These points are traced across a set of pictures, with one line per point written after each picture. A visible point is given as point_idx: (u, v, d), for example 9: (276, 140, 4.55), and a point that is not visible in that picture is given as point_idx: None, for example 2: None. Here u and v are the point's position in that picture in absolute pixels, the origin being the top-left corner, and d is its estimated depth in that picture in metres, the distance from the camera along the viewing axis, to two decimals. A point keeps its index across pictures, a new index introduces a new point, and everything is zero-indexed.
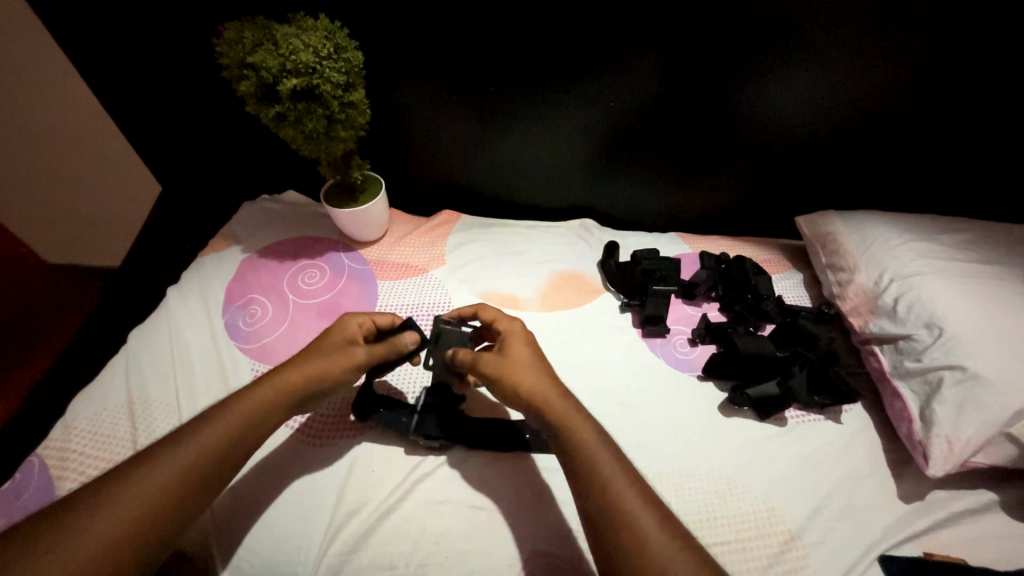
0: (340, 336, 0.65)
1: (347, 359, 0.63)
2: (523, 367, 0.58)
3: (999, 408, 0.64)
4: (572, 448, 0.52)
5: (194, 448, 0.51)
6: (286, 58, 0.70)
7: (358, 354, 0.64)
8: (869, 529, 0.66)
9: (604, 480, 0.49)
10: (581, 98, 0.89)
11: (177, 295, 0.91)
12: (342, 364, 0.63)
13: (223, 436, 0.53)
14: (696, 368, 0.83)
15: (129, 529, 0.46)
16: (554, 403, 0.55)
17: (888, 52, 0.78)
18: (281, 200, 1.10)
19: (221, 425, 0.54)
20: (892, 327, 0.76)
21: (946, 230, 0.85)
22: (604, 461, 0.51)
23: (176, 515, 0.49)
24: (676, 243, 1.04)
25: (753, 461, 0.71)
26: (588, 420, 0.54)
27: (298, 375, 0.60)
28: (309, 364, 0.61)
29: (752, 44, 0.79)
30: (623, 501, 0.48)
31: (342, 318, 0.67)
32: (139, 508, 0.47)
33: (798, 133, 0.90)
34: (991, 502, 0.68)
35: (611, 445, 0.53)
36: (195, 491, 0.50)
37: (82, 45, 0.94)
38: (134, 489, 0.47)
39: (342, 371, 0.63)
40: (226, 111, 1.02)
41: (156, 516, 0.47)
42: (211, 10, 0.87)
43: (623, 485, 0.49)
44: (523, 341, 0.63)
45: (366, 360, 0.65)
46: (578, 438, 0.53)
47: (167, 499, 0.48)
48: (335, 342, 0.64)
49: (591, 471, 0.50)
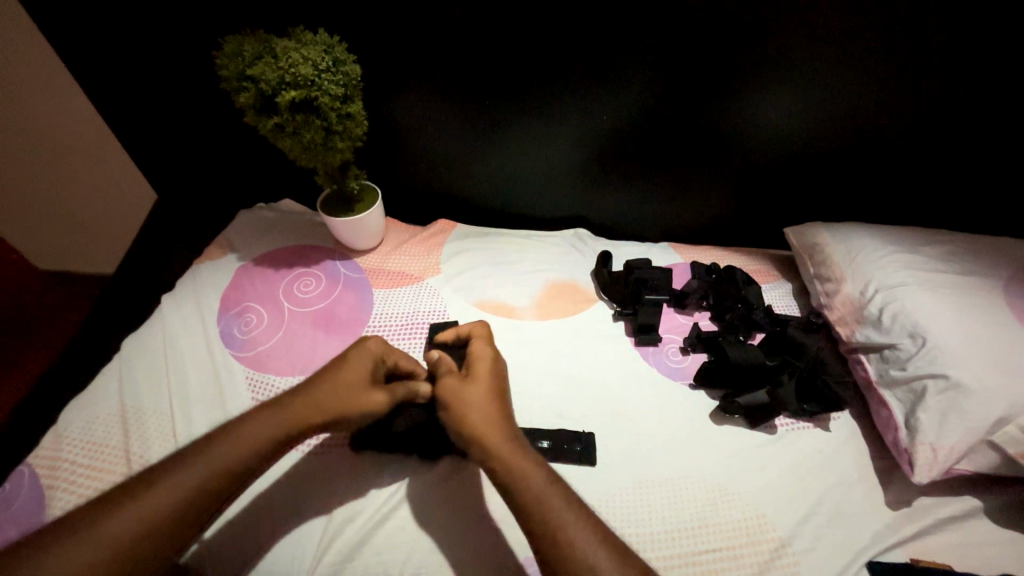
0: (360, 380, 0.61)
1: (369, 403, 0.61)
2: (477, 405, 0.59)
3: (980, 417, 0.66)
4: (521, 494, 0.52)
5: (198, 469, 0.52)
6: (285, 71, 0.71)
7: (379, 401, 0.62)
8: (856, 535, 0.67)
9: (556, 525, 0.49)
10: (574, 110, 0.91)
11: (172, 303, 0.91)
12: (369, 405, 0.60)
13: (224, 459, 0.53)
14: (688, 377, 0.84)
15: (131, 547, 0.46)
16: (504, 445, 0.55)
17: (871, 69, 0.80)
18: (277, 208, 1.11)
19: (225, 447, 0.54)
20: (877, 336, 0.78)
21: (930, 242, 0.87)
22: (557, 506, 0.50)
23: (177, 535, 0.49)
24: (668, 253, 1.06)
25: (743, 469, 0.73)
26: (538, 465, 0.54)
27: (313, 415, 0.58)
28: (333, 401, 0.59)
29: (741, 60, 0.81)
30: (577, 550, 0.47)
31: (359, 357, 0.63)
32: (145, 526, 0.47)
33: (786, 146, 0.93)
34: (975, 509, 0.69)
35: (564, 490, 0.53)
36: (201, 510, 0.50)
37: (80, 55, 0.95)
38: (133, 509, 0.48)
39: (365, 414, 0.61)
40: (223, 120, 1.02)
41: (157, 534, 0.48)
42: (211, 22, 0.88)
43: (576, 530, 0.49)
44: (486, 371, 0.63)
45: (386, 407, 0.62)
46: (527, 485, 0.52)
47: (168, 519, 0.48)
48: (360, 380, 0.62)
49: (542, 518, 0.50)
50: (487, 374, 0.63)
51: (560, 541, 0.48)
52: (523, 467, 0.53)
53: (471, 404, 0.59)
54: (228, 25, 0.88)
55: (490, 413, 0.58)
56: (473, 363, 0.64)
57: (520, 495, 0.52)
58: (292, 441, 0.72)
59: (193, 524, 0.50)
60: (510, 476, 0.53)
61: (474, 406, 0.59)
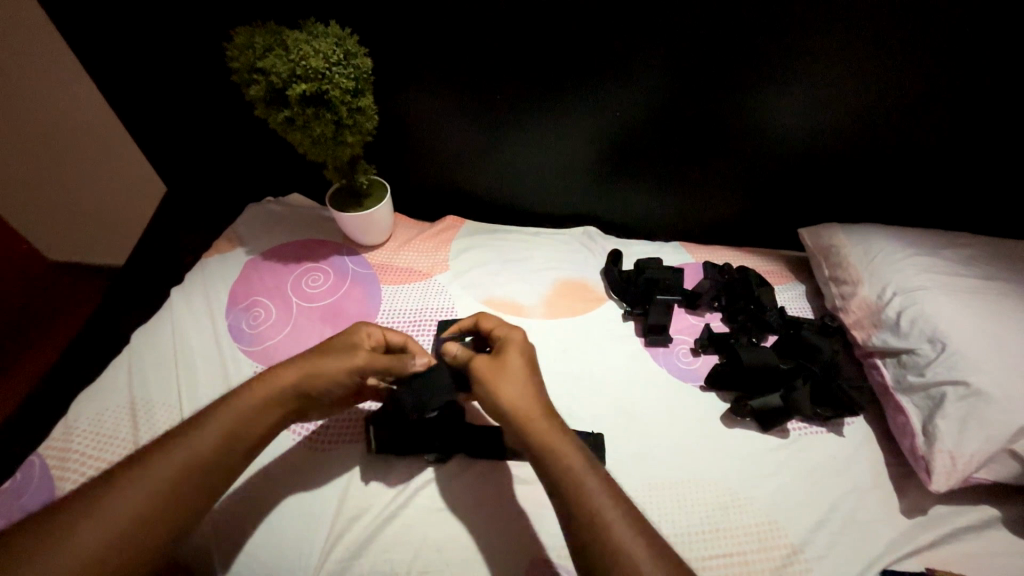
0: (349, 338, 0.65)
1: (348, 358, 0.62)
2: (511, 385, 0.58)
3: (1003, 424, 0.64)
4: (559, 475, 0.51)
5: (187, 454, 0.51)
6: (296, 63, 0.71)
7: (358, 357, 0.62)
8: (870, 543, 0.65)
9: (592, 507, 0.48)
10: (588, 106, 0.89)
11: (180, 296, 0.91)
12: (342, 364, 0.62)
13: (215, 443, 0.53)
14: (699, 379, 0.83)
15: (129, 530, 0.45)
16: (542, 424, 0.55)
17: (891, 68, 0.78)
18: (286, 202, 1.10)
19: (223, 423, 0.54)
20: (895, 341, 0.76)
21: (950, 245, 0.85)
22: (593, 489, 0.49)
23: (181, 515, 0.49)
24: (680, 253, 1.04)
25: (755, 473, 0.71)
26: (575, 445, 0.53)
27: (296, 373, 0.60)
28: (311, 361, 0.61)
29: (758, 57, 0.80)
30: (612, 534, 0.46)
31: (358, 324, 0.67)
32: (138, 512, 0.46)
33: (802, 145, 0.91)
34: (993, 518, 0.68)
35: (601, 474, 0.51)
36: (195, 492, 0.50)
37: (91, 47, 0.94)
38: (124, 497, 0.47)
39: (338, 370, 0.61)
40: (233, 113, 1.02)
41: (158, 516, 0.47)
42: (222, 15, 0.88)
43: (613, 515, 0.47)
44: (520, 353, 0.62)
45: (363, 365, 0.62)
46: (565, 465, 0.51)
47: (167, 499, 0.48)
48: (343, 345, 0.64)
49: (579, 500, 0.48)
50: (522, 357, 0.62)
51: (596, 525, 0.47)
52: (558, 447, 0.53)
53: (505, 386, 0.58)
54: (240, 18, 0.88)
55: (525, 394, 0.57)
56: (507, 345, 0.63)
57: (558, 476, 0.51)
58: (303, 439, 0.72)
59: (192, 504, 0.49)
60: (546, 453, 0.52)
61: (507, 387, 0.58)
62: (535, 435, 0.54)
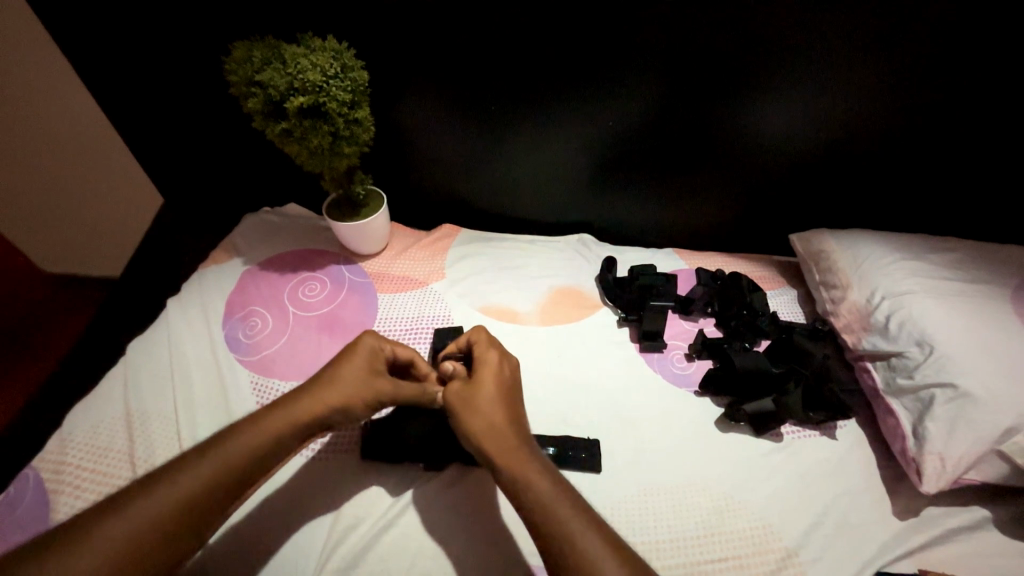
0: (366, 367, 0.64)
1: (371, 393, 0.63)
2: (483, 413, 0.58)
3: (989, 427, 0.66)
4: (534, 509, 0.51)
5: (195, 481, 0.51)
6: (293, 77, 0.72)
7: (385, 392, 0.64)
8: (864, 546, 0.66)
9: (562, 532, 0.48)
10: (581, 117, 0.91)
11: (177, 307, 0.91)
12: (367, 402, 0.63)
13: (222, 472, 0.52)
14: (693, 384, 0.84)
15: (127, 560, 0.45)
16: (512, 459, 0.55)
17: (876, 78, 0.81)
18: (283, 212, 1.11)
19: (233, 450, 0.54)
20: (885, 344, 0.77)
21: (937, 249, 0.87)
22: (564, 516, 0.49)
23: (178, 547, 0.48)
24: (674, 259, 1.05)
25: (749, 477, 0.72)
26: (544, 472, 0.54)
27: (315, 407, 0.60)
28: (336, 392, 0.61)
29: (747, 68, 0.82)
30: (582, 556, 0.46)
31: (365, 346, 0.65)
32: (140, 538, 0.46)
33: (793, 151, 0.93)
34: (984, 519, 0.69)
35: (573, 500, 0.51)
36: (198, 521, 0.50)
37: (91, 61, 0.95)
38: (129, 521, 0.47)
39: (363, 405, 0.63)
40: (230, 124, 1.03)
41: (163, 543, 0.47)
42: (221, 29, 0.89)
43: (582, 537, 0.47)
44: (492, 376, 0.62)
45: (391, 399, 0.65)
46: (539, 498, 0.51)
47: (176, 521, 0.48)
48: (358, 374, 0.63)
49: (550, 525, 0.49)
50: (495, 381, 0.62)
51: (572, 555, 0.46)
52: (528, 474, 0.53)
53: (479, 414, 0.58)
54: (237, 31, 0.89)
55: (497, 421, 0.58)
56: (479, 367, 0.63)
57: (534, 510, 0.51)
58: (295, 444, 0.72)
59: (192, 534, 0.49)
60: (516, 481, 0.53)
61: (479, 414, 0.58)
62: (506, 472, 0.54)
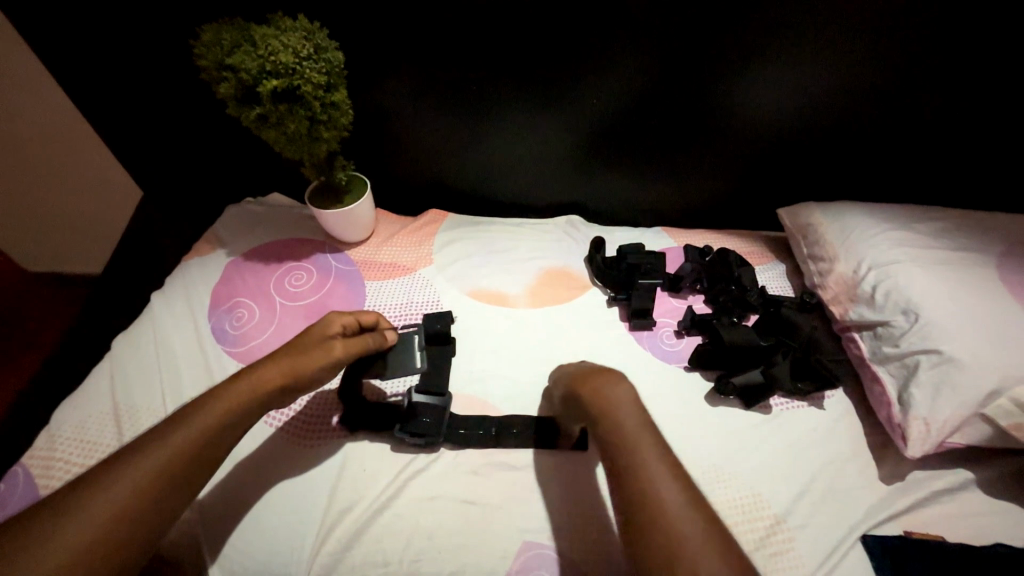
0: (321, 332, 0.65)
1: (324, 354, 0.64)
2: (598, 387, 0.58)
3: (973, 391, 0.67)
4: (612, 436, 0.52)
5: (170, 451, 0.51)
6: (265, 59, 0.70)
7: (336, 350, 0.65)
8: (851, 511, 0.67)
9: (639, 471, 0.47)
10: (566, 95, 0.90)
11: (160, 300, 0.90)
12: (319, 363, 0.63)
13: (197, 439, 0.52)
14: (683, 360, 0.84)
15: (113, 527, 0.45)
16: (605, 394, 0.56)
17: (864, 48, 0.80)
18: (266, 202, 1.10)
19: (203, 418, 0.54)
20: (871, 314, 0.78)
21: (924, 218, 0.87)
22: (642, 457, 0.48)
23: (163, 510, 0.49)
24: (662, 238, 1.05)
25: (739, 448, 0.73)
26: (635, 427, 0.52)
27: (275, 373, 0.60)
28: (283, 359, 0.61)
29: (732, 43, 0.80)
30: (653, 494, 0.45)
31: (322, 316, 0.68)
32: (123, 505, 0.46)
33: (780, 125, 0.92)
34: (968, 481, 0.70)
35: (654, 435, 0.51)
36: (181, 483, 0.50)
37: (59, 53, 0.92)
38: (110, 493, 0.46)
39: (316, 367, 0.63)
40: (208, 114, 1.01)
41: (147, 508, 0.47)
42: (192, 15, 0.87)
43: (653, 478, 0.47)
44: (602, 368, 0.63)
45: (343, 356, 0.65)
46: (625, 426, 0.51)
47: (156, 493, 0.48)
48: (312, 338, 0.65)
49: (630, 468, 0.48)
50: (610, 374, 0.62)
51: (642, 492, 0.46)
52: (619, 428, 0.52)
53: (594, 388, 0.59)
54: (210, 17, 0.86)
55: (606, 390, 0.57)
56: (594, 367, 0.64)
57: (610, 438, 0.52)
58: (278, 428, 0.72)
59: (176, 496, 0.50)
60: (605, 433, 0.52)
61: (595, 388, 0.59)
62: (594, 407, 0.56)
